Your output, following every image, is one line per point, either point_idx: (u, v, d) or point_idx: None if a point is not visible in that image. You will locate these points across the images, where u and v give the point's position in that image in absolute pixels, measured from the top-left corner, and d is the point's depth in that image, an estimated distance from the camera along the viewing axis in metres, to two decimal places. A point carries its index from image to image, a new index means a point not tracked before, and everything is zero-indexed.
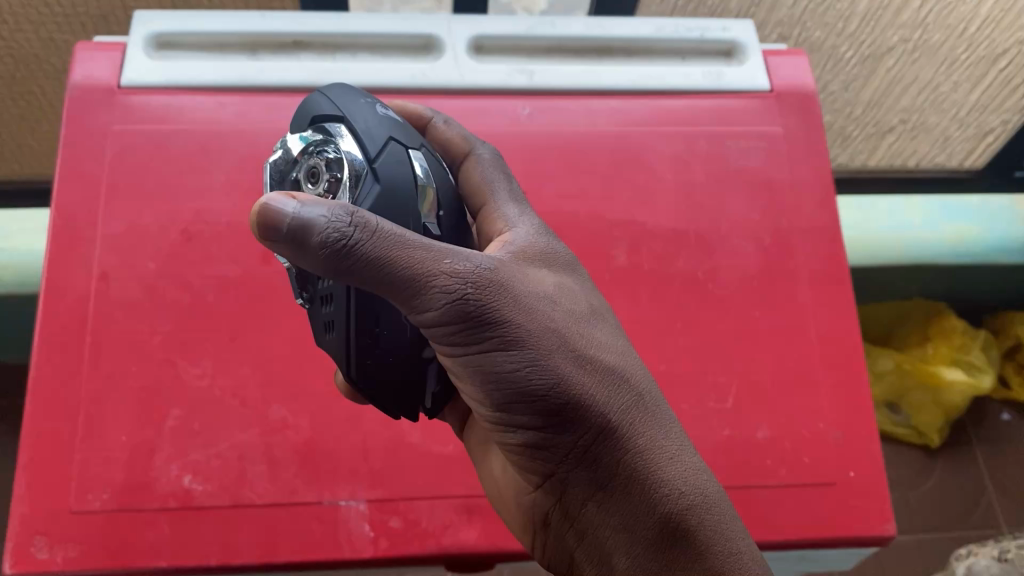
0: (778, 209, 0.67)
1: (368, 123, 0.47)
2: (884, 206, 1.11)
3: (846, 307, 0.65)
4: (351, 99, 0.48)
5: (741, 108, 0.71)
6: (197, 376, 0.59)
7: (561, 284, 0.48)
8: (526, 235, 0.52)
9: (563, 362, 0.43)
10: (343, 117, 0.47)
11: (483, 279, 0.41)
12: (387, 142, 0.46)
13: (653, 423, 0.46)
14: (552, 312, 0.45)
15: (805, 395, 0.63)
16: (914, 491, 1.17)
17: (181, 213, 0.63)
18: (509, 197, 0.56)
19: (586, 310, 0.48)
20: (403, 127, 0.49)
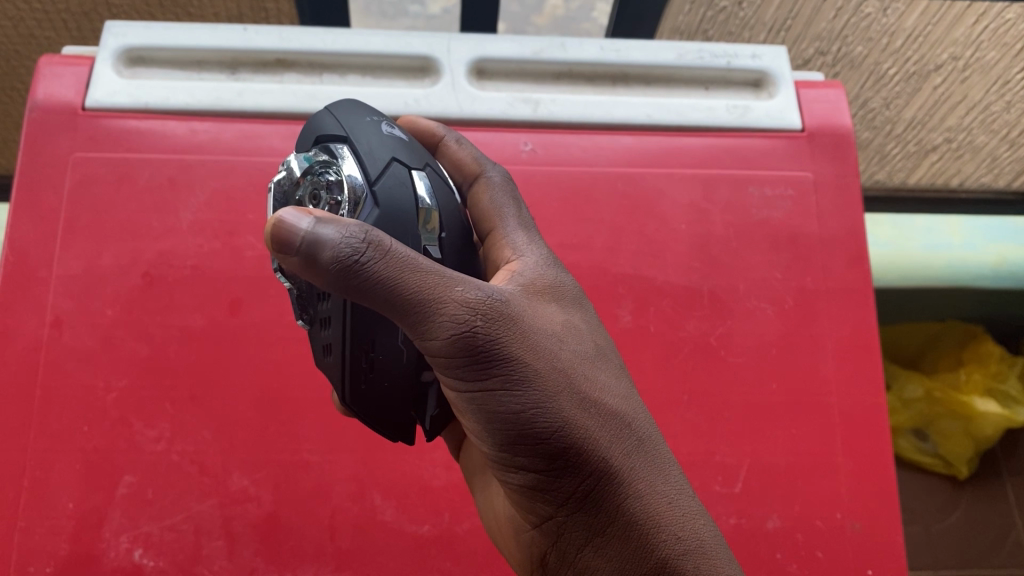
0: (802, 266, 0.61)
1: (369, 142, 0.39)
2: (922, 224, 1.06)
3: (872, 380, 0.59)
4: (356, 115, 0.41)
5: (767, 149, 0.64)
6: (153, 439, 0.54)
7: (574, 316, 0.41)
8: (534, 262, 0.42)
9: (573, 402, 0.36)
10: (346, 134, 0.39)
11: (494, 309, 0.35)
12: (391, 164, 0.39)
13: (665, 474, 0.38)
14: (565, 345, 0.38)
15: (823, 481, 0.56)
16: (938, 522, 1.05)
17: (144, 254, 0.58)
18: (518, 223, 0.45)
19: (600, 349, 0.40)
20: (410, 146, 0.41)
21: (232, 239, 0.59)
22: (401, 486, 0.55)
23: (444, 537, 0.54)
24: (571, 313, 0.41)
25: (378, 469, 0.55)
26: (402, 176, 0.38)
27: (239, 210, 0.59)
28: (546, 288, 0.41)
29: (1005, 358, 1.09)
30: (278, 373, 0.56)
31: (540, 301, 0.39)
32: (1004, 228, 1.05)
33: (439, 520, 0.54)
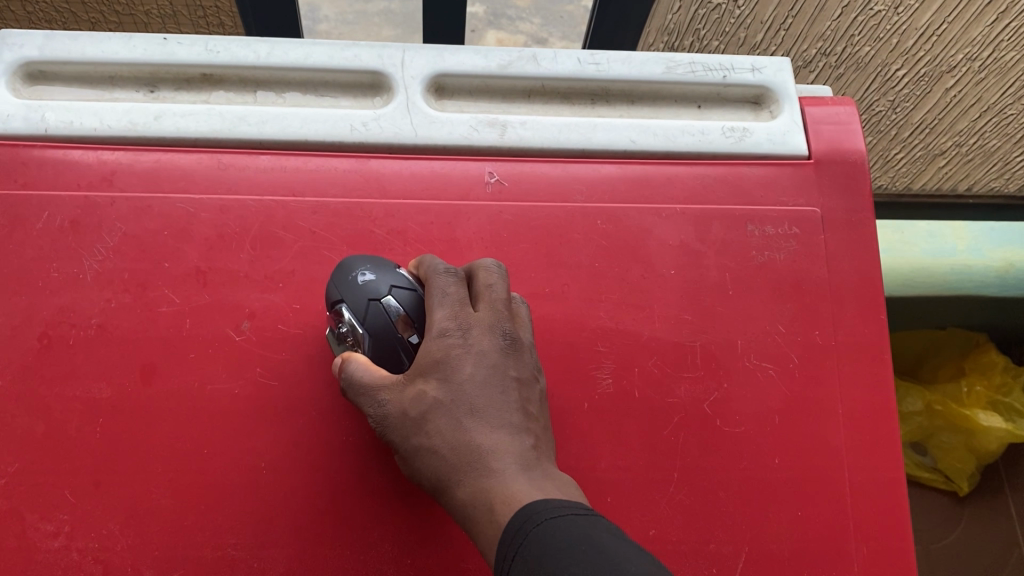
0: (810, 317, 0.53)
1: (350, 294, 0.44)
2: (924, 228, 0.99)
3: (889, 452, 0.51)
4: (340, 270, 0.45)
5: (770, 179, 0.55)
6: (48, 535, 0.46)
7: (457, 369, 0.39)
8: (435, 325, 0.41)
9: (432, 467, 0.39)
10: (340, 299, 0.44)
11: (376, 402, 0.41)
12: (371, 303, 0.43)
13: (491, 523, 0.36)
14: (438, 400, 0.39)
15: (835, 573, 0.49)
16: (938, 543, 1.20)
17: (42, 310, 0.49)
18: (442, 298, 0.42)
19: (475, 404, 0.39)
20: (384, 272, 0.45)
21: (146, 291, 0.50)
22: None
23: None
24: (453, 364, 0.39)
25: (316, 568, 0.46)
26: (382, 308, 0.43)
27: (155, 257, 0.51)
28: (441, 351, 0.40)
29: (1009, 369, 1.18)
30: (198, 454, 0.48)
31: (434, 365, 0.40)
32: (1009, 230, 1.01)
33: None
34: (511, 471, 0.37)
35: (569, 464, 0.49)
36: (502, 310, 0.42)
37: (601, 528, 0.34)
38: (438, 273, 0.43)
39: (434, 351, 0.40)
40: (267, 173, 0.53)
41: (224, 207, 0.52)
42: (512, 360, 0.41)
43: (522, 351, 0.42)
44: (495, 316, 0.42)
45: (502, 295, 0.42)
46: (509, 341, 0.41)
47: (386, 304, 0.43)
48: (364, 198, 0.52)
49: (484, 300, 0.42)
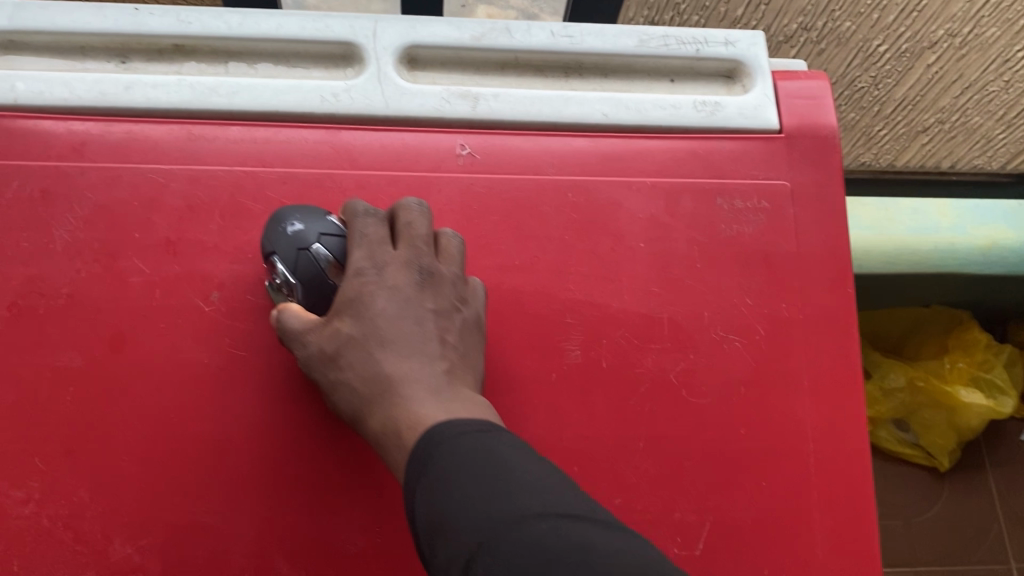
0: (777, 291, 0.53)
1: (280, 245, 0.45)
2: (908, 205, 1.00)
3: (854, 424, 0.52)
4: (271, 225, 0.46)
5: (741, 153, 0.56)
6: (19, 502, 0.46)
7: (369, 304, 0.42)
8: (350, 266, 0.43)
9: (349, 399, 0.41)
10: (271, 251, 0.45)
11: (297, 342, 0.43)
12: (300, 253, 0.44)
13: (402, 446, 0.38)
14: (351, 335, 0.41)
15: (795, 542, 0.49)
16: (918, 518, 1.22)
17: (11, 280, 0.49)
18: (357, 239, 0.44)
19: (386, 336, 0.41)
20: (311, 220, 0.45)
21: (116, 261, 0.50)
22: (312, 552, 0.47)
23: None
24: (365, 299, 0.42)
25: (286, 532, 0.48)
26: (312, 257, 0.44)
27: (125, 227, 0.51)
28: (355, 289, 0.42)
29: (990, 346, 1.19)
30: (167, 422, 0.48)
31: (348, 302, 0.42)
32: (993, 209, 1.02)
33: None
34: (421, 394, 0.39)
35: (535, 434, 0.49)
36: (418, 247, 0.44)
37: (500, 441, 0.36)
38: (358, 215, 0.45)
39: (348, 289, 0.42)
40: (238, 145, 0.53)
41: (195, 178, 0.52)
42: (428, 293, 0.43)
43: (440, 284, 0.44)
44: (411, 254, 0.44)
45: (420, 234, 0.45)
46: (425, 275, 0.43)
47: (316, 253, 0.44)
48: (334, 169, 0.53)
49: (401, 239, 0.45)
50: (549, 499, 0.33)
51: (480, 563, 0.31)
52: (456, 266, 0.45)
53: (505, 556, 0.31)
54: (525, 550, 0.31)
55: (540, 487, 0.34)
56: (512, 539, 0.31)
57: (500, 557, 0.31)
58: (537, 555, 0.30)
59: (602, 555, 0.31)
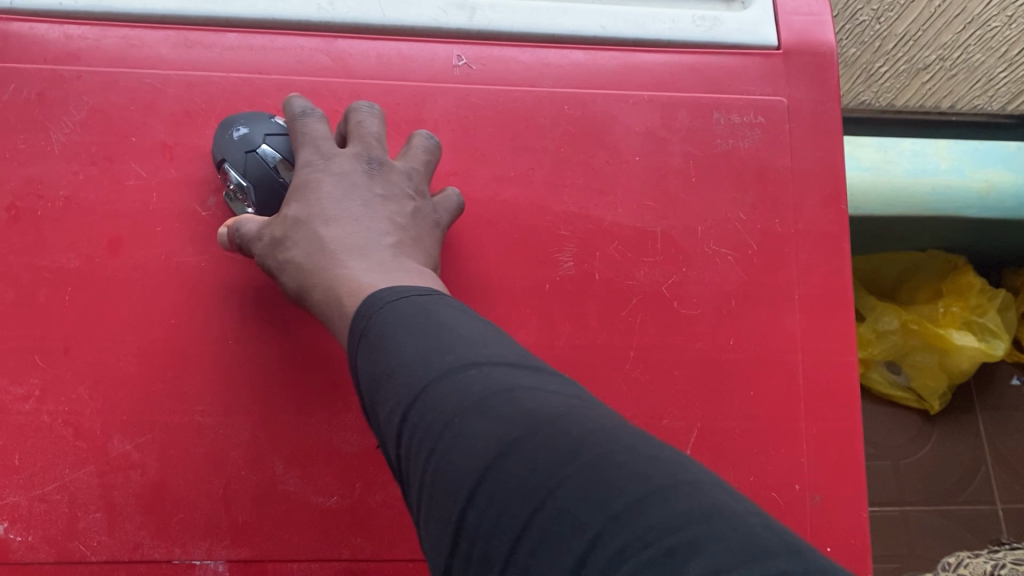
0: (770, 205, 0.53)
1: (227, 152, 0.47)
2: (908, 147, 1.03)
3: (843, 337, 0.52)
4: (219, 136, 0.48)
5: (739, 69, 0.55)
6: (20, 397, 0.47)
7: (320, 188, 0.46)
8: (303, 160, 0.47)
9: (295, 272, 0.45)
10: (221, 158, 0.48)
11: (244, 235, 0.47)
12: (246, 156, 0.47)
13: (345, 313, 0.41)
14: (301, 216, 0.45)
15: (781, 451, 0.50)
16: (908, 458, 1.24)
17: (9, 181, 0.49)
18: (303, 133, 0.48)
19: (329, 216, 0.45)
20: (252, 126, 0.48)
21: (112, 164, 0.50)
22: (305, 452, 0.48)
23: (355, 510, 0.48)
24: (315, 186, 0.46)
25: (280, 432, 0.48)
26: (260, 158, 0.48)
27: (121, 131, 0.51)
28: (305, 176, 0.47)
29: (985, 291, 1.20)
30: (163, 323, 0.49)
31: (300, 190, 0.46)
32: (992, 151, 1.08)
33: (350, 491, 0.48)
34: (362, 267, 0.42)
35: (528, 341, 0.50)
36: (368, 142, 0.48)
37: (438, 300, 0.39)
38: (297, 116, 0.48)
39: (300, 178, 0.47)
40: (234, 52, 0.52)
41: (190, 84, 0.52)
42: (376, 180, 0.47)
43: (389, 175, 0.48)
44: (360, 147, 0.48)
45: (369, 131, 0.48)
46: (375, 165, 0.48)
47: (263, 154, 0.48)
48: (331, 79, 0.53)
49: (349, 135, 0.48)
50: (484, 350, 0.35)
51: (413, 413, 0.34)
52: (411, 162, 0.49)
53: (434, 405, 0.33)
54: (451, 399, 0.33)
55: (473, 339, 0.36)
56: (445, 392, 0.33)
57: (428, 407, 0.33)
58: (460, 402, 0.33)
59: (525, 398, 0.32)
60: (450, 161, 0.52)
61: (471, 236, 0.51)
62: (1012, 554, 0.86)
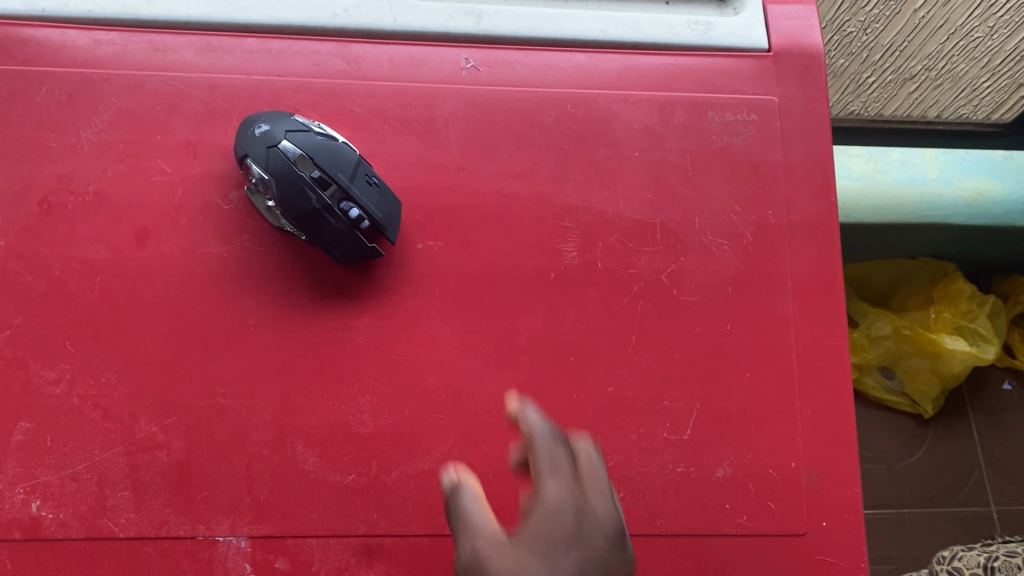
0: (763, 198, 0.56)
1: (250, 147, 0.50)
2: (897, 156, 1.11)
3: (835, 322, 0.55)
4: (243, 133, 0.51)
5: (733, 70, 0.58)
6: (51, 381, 0.50)
7: (593, 512, 0.36)
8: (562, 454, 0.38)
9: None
10: (244, 154, 0.50)
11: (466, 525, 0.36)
12: (268, 151, 0.49)
13: None
14: (533, 530, 0.34)
15: (777, 430, 0.53)
16: (904, 462, 1.26)
17: (41, 177, 0.52)
18: (545, 454, 0.38)
19: (582, 511, 0.36)
20: (274, 123, 0.50)
21: (140, 161, 0.53)
22: (324, 433, 0.51)
23: (372, 488, 0.50)
24: (579, 513, 0.35)
25: (300, 415, 0.51)
26: (280, 152, 0.49)
27: (147, 130, 0.53)
28: (547, 500, 0.35)
29: (975, 297, 1.23)
30: (188, 311, 0.51)
31: (540, 490, 0.36)
32: (980, 161, 1.10)
33: (367, 470, 0.50)
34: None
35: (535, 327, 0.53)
36: (598, 494, 0.36)
37: None
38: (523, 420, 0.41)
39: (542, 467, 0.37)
40: (254, 56, 0.55)
41: (213, 86, 0.54)
42: (618, 514, 0.38)
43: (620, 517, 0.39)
44: (590, 484, 0.37)
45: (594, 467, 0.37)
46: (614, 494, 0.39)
47: (284, 149, 0.49)
48: (345, 80, 0.55)
49: (586, 481, 0.37)
50: None
51: None
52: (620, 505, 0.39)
53: None
54: None
55: None
56: None
57: None
58: None
59: None
60: (459, 156, 0.55)
61: (481, 228, 0.54)
62: (1005, 546, 0.88)
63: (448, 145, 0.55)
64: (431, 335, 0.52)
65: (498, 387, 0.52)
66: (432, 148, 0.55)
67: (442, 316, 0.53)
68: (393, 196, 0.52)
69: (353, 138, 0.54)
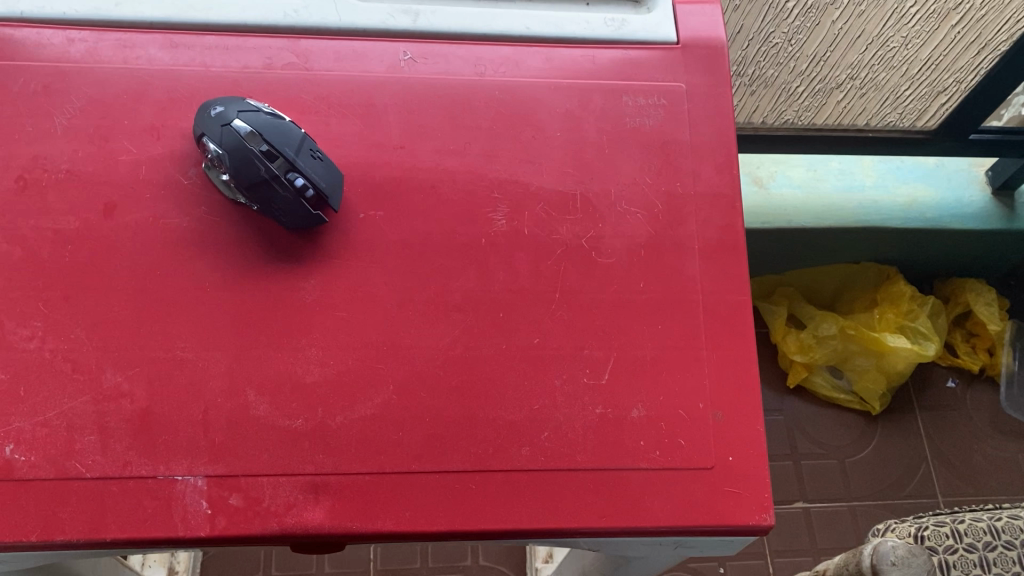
0: (673, 172, 0.63)
1: (207, 127, 0.56)
2: (837, 166, 1.25)
3: (738, 279, 0.61)
4: (203, 115, 0.57)
5: (645, 61, 0.65)
6: (25, 338, 0.55)
7: None
8: None
9: None
10: (200, 133, 0.56)
11: None
12: (222, 130, 0.56)
13: None
14: None
15: (687, 375, 0.58)
16: (853, 457, 1.35)
17: (18, 157, 0.58)
18: None
19: None
20: (230, 107, 0.57)
21: (110, 143, 0.59)
22: (274, 382, 0.56)
23: (318, 431, 0.55)
24: None
25: (252, 365, 0.56)
26: (233, 131, 0.56)
27: (116, 116, 0.59)
28: None
29: (916, 298, 1.32)
30: (152, 274, 0.57)
31: None
32: (915, 168, 1.27)
33: (313, 415, 0.55)
34: None
35: (467, 287, 0.59)
36: None
37: None
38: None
39: None
40: (211, 51, 0.61)
41: (174, 77, 0.61)
42: None
43: None
44: None
45: None
46: None
47: (236, 128, 0.56)
48: (295, 72, 0.62)
49: None
50: None
51: None
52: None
53: None
54: None
55: None
56: None
57: None
58: None
59: None
60: (398, 136, 0.61)
61: (417, 199, 0.60)
62: (935, 517, 0.93)
63: (388, 127, 0.61)
64: (373, 294, 0.58)
65: (433, 339, 0.57)
66: (373, 130, 0.61)
67: (382, 277, 0.58)
68: (336, 168, 0.58)
69: (301, 121, 0.61)
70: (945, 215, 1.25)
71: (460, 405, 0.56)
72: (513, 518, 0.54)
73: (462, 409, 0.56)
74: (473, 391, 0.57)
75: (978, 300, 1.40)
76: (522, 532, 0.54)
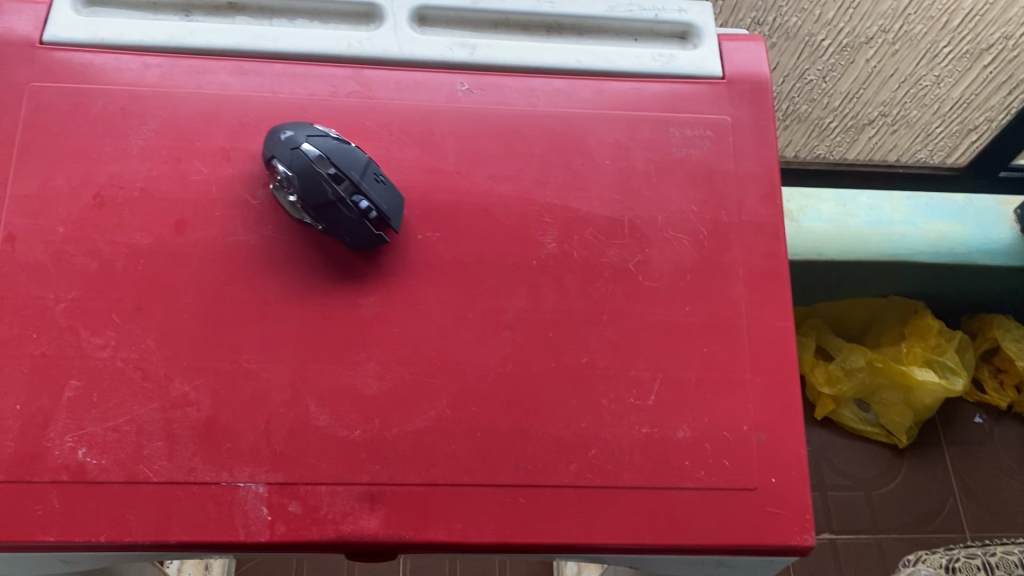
0: (718, 201, 0.65)
1: (276, 150, 0.59)
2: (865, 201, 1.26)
3: (780, 306, 0.63)
4: (274, 139, 0.60)
5: (691, 94, 0.68)
6: (99, 346, 0.57)
7: None
8: None
9: None
10: (271, 155, 0.59)
11: None
12: (292, 152, 0.59)
13: None
14: None
15: (731, 397, 0.60)
16: (880, 489, 1.35)
17: (96, 175, 0.61)
18: None
19: None
20: (301, 131, 0.60)
21: (182, 164, 0.62)
22: (334, 393, 0.58)
23: (375, 442, 0.57)
24: None
25: (312, 377, 0.58)
26: (302, 154, 0.58)
27: (188, 138, 0.63)
28: None
29: (943, 334, 1.35)
30: (219, 289, 0.59)
31: None
32: (942, 206, 1.27)
33: (370, 426, 0.57)
34: None
35: (519, 307, 0.61)
36: None
37: None
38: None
39: None
40: (279, 78, 0.65)
41: (244, 102, 0.64)
42: None
43: None
44: None
45: None
46: None
47: (306, 151, 0.58)
48: (357, 98, 0.65)
49: None
50: None
51: None
52: None
53: None
54: None
55: None
56: None
57: None
58: None
59: None
60: (455, 162, 0.64)
61: (472, 222, 0.63)
62: (965, 549, 0.94)
63: (444, 153, 0.64)
64: (429, 312, 0.60)
65: (486, 357, 0.60)
66: (431, 156, 0.64)
67: (438, 296, 0.61)
68: (398, 193, 0.61)
69: (364, 146, 0.63)
70: (975, 251, 1.26)
71: (511, 421, 0.58)
72: (561, 532, 0.56)
73: (513, 425, 0.58)
74: (524, 408, 0.59)
75: (1006, 337, 1.40)
76: (569, 545, 0.56)
